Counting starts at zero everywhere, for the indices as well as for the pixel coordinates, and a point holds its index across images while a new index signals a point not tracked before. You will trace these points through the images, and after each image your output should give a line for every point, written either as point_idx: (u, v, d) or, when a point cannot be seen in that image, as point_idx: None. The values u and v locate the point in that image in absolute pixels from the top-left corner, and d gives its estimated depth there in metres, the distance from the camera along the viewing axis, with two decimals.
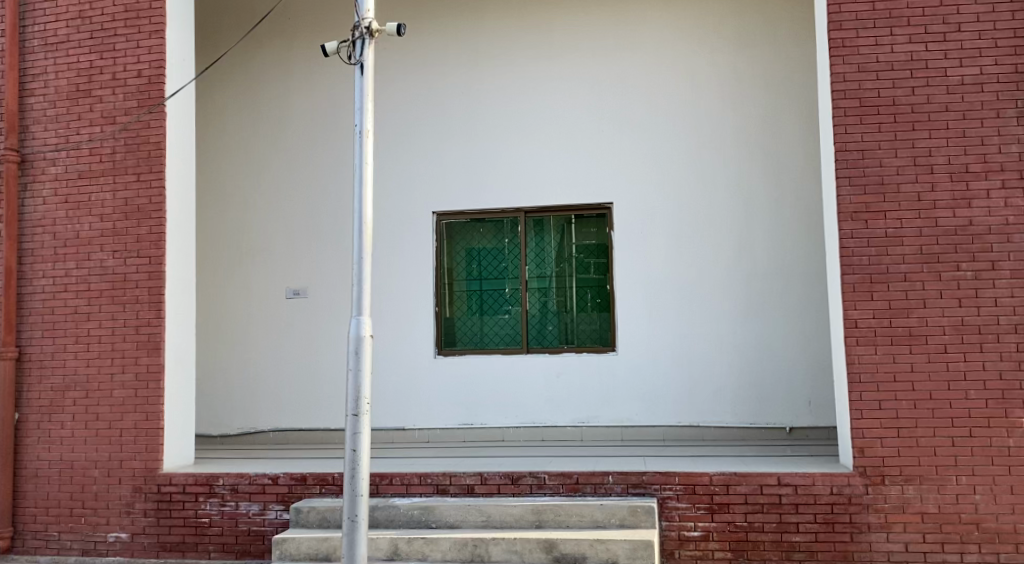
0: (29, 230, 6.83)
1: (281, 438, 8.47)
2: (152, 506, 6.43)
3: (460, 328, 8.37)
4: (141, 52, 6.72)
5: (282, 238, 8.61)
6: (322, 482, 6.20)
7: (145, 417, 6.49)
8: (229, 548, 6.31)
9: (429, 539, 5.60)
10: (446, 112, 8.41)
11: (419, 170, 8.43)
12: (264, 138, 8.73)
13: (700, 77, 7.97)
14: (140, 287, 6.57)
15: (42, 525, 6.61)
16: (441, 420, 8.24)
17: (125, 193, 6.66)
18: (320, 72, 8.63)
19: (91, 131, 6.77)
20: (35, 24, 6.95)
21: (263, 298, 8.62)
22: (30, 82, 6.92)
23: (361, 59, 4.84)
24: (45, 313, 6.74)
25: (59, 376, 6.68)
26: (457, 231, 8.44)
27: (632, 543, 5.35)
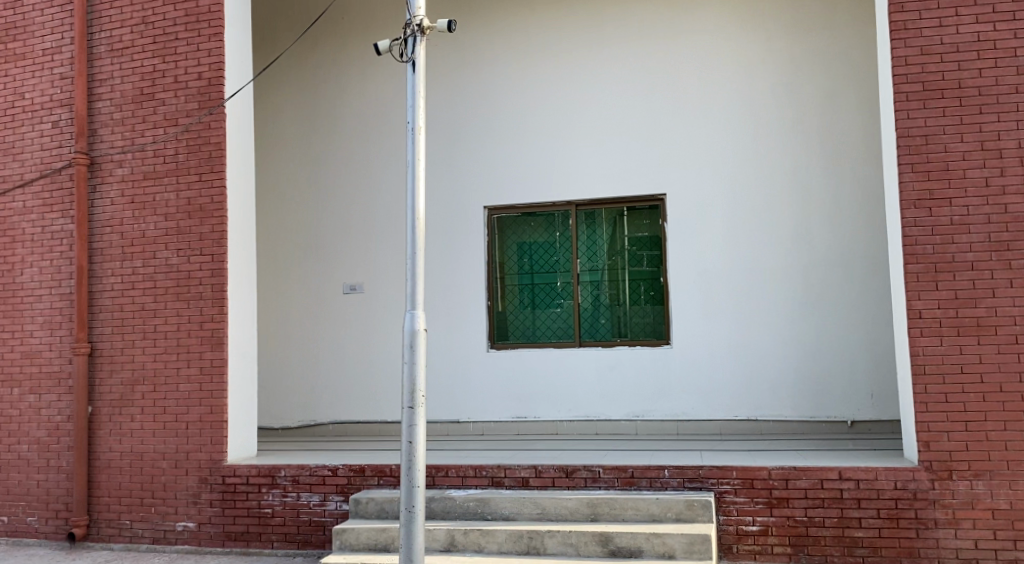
0: (99, 230, 7.10)
1: (340, 430, 8.63)
2: (217, 497, 6.63)
3: (512, 322, 8.40)
4: (202, 55, 6.91)
5: (339, 235, 8.76)
6: (379, 473, 6.31)
7: (210, 410, 6.68)
8: (291, 538, 6.46)
9: (485, 531, 5.66)
10: (497, 106, 8.44)
11: (471, 166, 8.48)
12: (319, 138, 8.90)
13: (755, 65, 7.82)
14: (203, 283, 6.76)
15: (115, 514, 6.89)
16: (495, 413, 8.28)
17: (188, 193, 6.87)
18: (373, 70, 8.74)
19: (155, 133, 6.99)
20: (102, 31, 7.21)
21: (321, 294, 8.79)
22: (97, 87, 7.18)
23: (413, 56, 4.87)
24: (114, 309, 7.01)
25: (128, 370, 6.93)
26: (508, 225, 8.47)
27: (688, 537, 5.30)
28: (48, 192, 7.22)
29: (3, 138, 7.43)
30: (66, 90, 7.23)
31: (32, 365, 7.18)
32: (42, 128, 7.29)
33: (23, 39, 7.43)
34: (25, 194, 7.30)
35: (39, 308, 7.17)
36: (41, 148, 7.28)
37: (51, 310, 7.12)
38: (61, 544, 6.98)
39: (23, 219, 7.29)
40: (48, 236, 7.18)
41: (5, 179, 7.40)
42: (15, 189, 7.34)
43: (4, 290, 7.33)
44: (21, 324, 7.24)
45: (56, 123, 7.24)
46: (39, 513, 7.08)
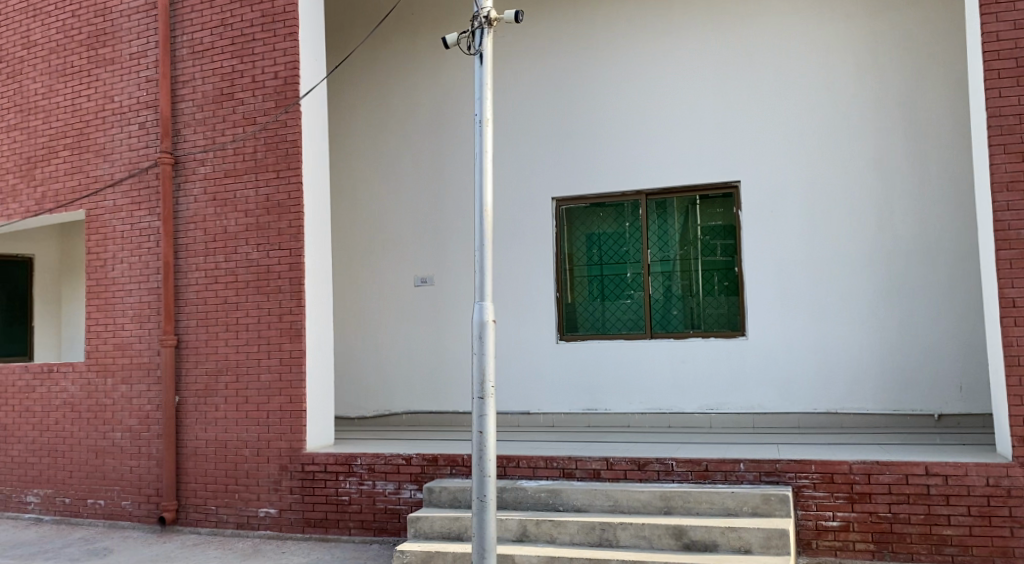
0: (183, 227, 7.39)
1: (413, 420, 8.77)
2: (297, 484, 6.83)
3: (581, 314, 8.38)
4: (278, 55, 7.11)
5: (410, 228, 8.89)
6: (452, 462, 6.38)
7: (289, 400, 6.88)
8: (368, 525, 6.60)
9: (557, 522, 5.65)
10: (566, 97, 8.40)
11: (540, 158, 8.47)
12: (391, 132, 9.04)
13: (833, 45, 7.55)
14: (282, 277, 6.97)
15: (202, 500, 7.18)
16: (566, 404, 8.26)
17: (266, 189, 7.08)
18: (442, 64, 8.83)
19: (235, 132, 7.23)
20: (183, 34, 7.50)
21: (394, 287, 8.95)
22: (180, 89, 7.47)
23: (480, 48, 4.89)
24: (198, 302, 7.28)
25: (212, 361, 7.20)
26: (577, 216, 8.43)
27: (765, 532, 5.18)
28: (136, 191, 7.56)
29: (95, 140, 7.82)
30: (152, 92, 7.55)
31: (124, 356, 7.54)
32: (130, 129, 7.64)
33: (112, 44, 7.79)
34: (116, 192, 7.67)
35: (130, 302, 7.52)
36: (130, 149, 7.63)
37: (141, 304, 7.46)
38: (153, 528, 7.31)
39: (114, 217, 7.65)
40: (137, 233, 7.52)
41: (96, 179, 7.79)
42: (106, 188, 7.71)
43: (97, 285, 7.71)
44: (113, 318, 7.60)
45: (142, 124, 7.58)
46: (132, 497, 7.43)
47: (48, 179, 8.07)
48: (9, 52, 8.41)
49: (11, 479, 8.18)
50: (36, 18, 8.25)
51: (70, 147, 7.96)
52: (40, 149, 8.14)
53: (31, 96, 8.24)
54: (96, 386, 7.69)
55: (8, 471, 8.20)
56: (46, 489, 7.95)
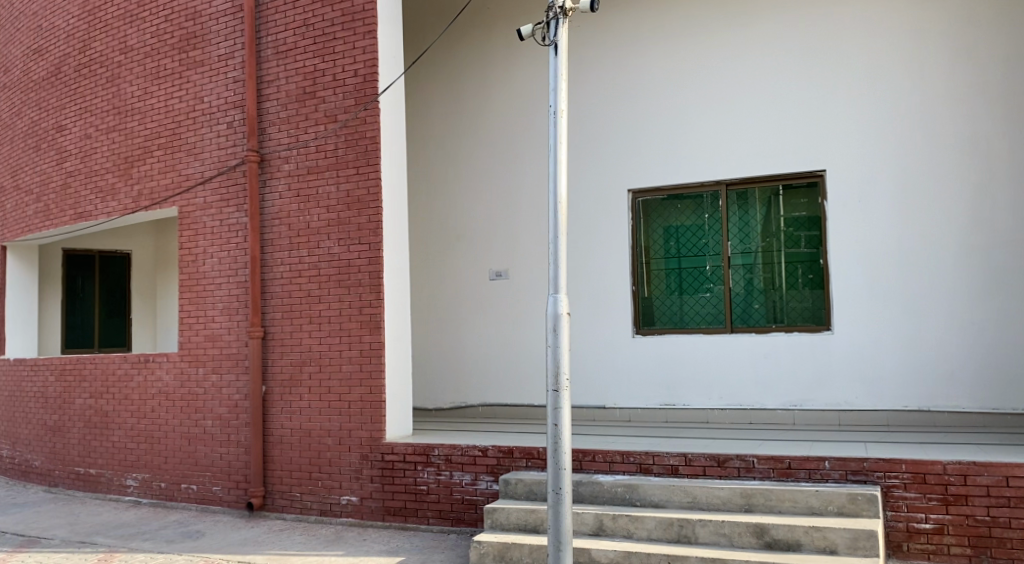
0: (269, 222, 7.63)
1: (489, 413, 8.83)
2: (377, 473, 6.97)
3: (658, 308, 8.26)
4: (358, 53, 7.26)
5: (486, 222, 8.95)
6: (528, 455, 6.39)
7: (370, 390, 7.03)
8: (445, 515, 6.67)
9: (634, 517, 5.60)
10: (643, 88, 8.29)
11: (616, 150, 8.39)
12: (467, 128, 9.11)
13: (926, 25, 7.20)
14: (362, 271, 7.12)
15: (288, 486, 7.40)
16: (643, 399, 8.17)
17: (347, 186, 7.24)
18: (517, 57, 8.84)
19: (317, 130, 7.42)
20: (268, 36, 7.74)
21: (469, 280, 9.03)
22: (265, 89, 7.73)
23: (556, 39, 4.84)
24: (283, 296, 7.51)
25: (296, 353, 7.41)
26: (654, 209, 8.32)
27: (852, 533, 4.99)
28: (225, 188, 7.86)
29: (187, 140, 8.16)
30: (239, 93, 7.83)
31: (214, 347, 7.86)
32: (218, 129, 7.95)
33: (201, 47, 8.12)
34: (206, 190, 7.99)
35: (219, 295, 7.83)
36: (219, 148, 7.93)
37: (230, 297, 7.76)
38: (242, 512, 7.59)
39: (205, 213, 7.98)
40: (226, 229, 7.82)
41: (188, 177, 8.13)
42: (197, 185, 8.05)
43: (189, 279, 8.05)
44: (204, 311, 7.93)
45: (231, 124, 7.87)
46: (222, 483, 7.74)
47: (144, 177, 8.48)
48: (108, 57, 8.88)
49: (112, 463, 8.64)
50: (132, 24, 8.67)
51: (163, 147, 8.34)
52: (137, 149, 8.56)
53: (127, 98, 8.68)
54: (189, 375, 8.03)
55: (110, 455, 8.67)
56: (143, 473, 8.35)
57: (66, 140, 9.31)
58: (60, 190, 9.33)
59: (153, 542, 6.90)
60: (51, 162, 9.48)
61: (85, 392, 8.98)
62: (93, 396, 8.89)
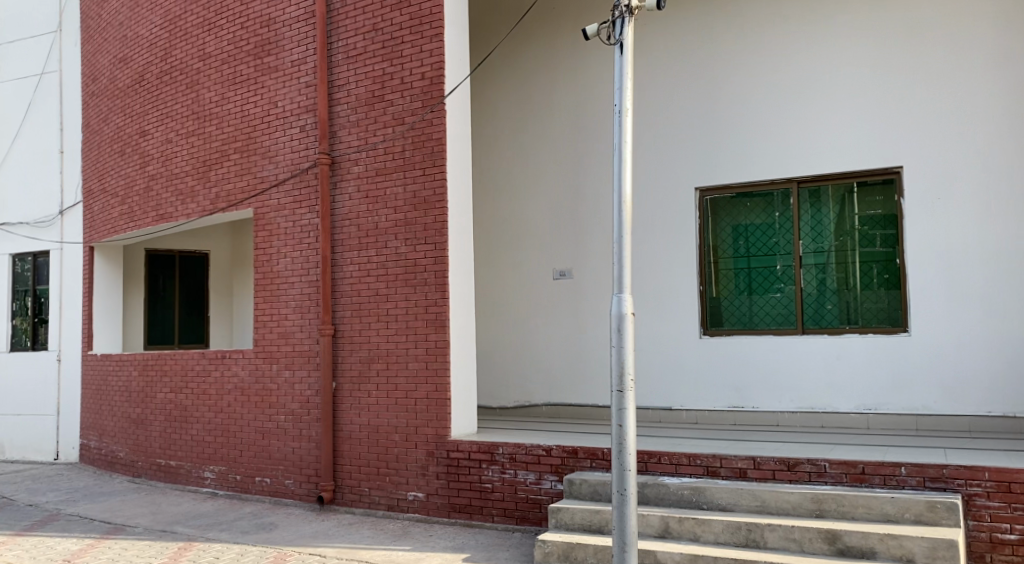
0: (339, 223, 7.80)
1: (554, 413, 8.84)
2: (443, 470, 7.05)
3: (727, 308, 8.15)
4: (425, 56, 7.37)
5: (550, 222, 8.97)
6: (592, 455, 6.38)
7: (436, 388, 7.12)
8: (510, 514, 6.70)
9: (701, 520, 5.52)
10: (710, 84, 8.17)
11: (683, 148, 8.29)
12: (532, 128, 9.14)
13: (1010, 15, 6.90)
14: (428, 270, 7.22)
15: (356, 481, 7.55)
16: (711, 401, 8.05)
17: (414, 186, 7.35)
18: (583, 56, 8.83)
19: (385, 132, 7.56)
20: (339, 41, 7.92)
21: (533, 280, 9.06)
22: (335, 93, 7.91)
23: (621, 37, 4.82)
24: (352, 295, 7.67)
25: (365, 350, 7.56)
26: (723, 207, 8.20)
27: (930, 542, 4.81)
28: (298, 190, 8.09)
29: (261, 143, 8.42)
30: (311, 97, 8.05)
31: (287, 344, 8.09)
32: (291, 133, 8.18)
33: (275, 54, 8.37)
34: (280, 192, 8.23)
35: (292, 294, 8.06)
36: (292, 151, 8.17)
37: (302, 296, 7.98)
38: (313, 506, 7.79)
39: (279, 214, 8.22)
40: (299, 230, 8.05)
41: (263, 179, 8.39)
42: (271, 188, 8.30)
43: (264, 278, 8.31)
44: (277, 309, 8.17)
45: (303, 127, 8.09)
46: (294, 477, 7.96)
47: (221, 180, 8.79)
48: (188, 65, 9.24)
49: (191, 455, 8.98)
50: (210, 32, 9.00)
51: (239, 151, 8.63)
52: (214, 153, 8.88)
53: (205, 104, 9.01)
54: (263, 371, 8.28)
55: (188, 448, 9.01)
56: (219, 466, 8.65)
57: (148, 145, 9.73)
58: (143, 193, 9.76)
59: (229, 533, 7.14)
60: (135, 167, 9.92)
61: (166, 387, 9.36)
62: (174, 391, 9.26)
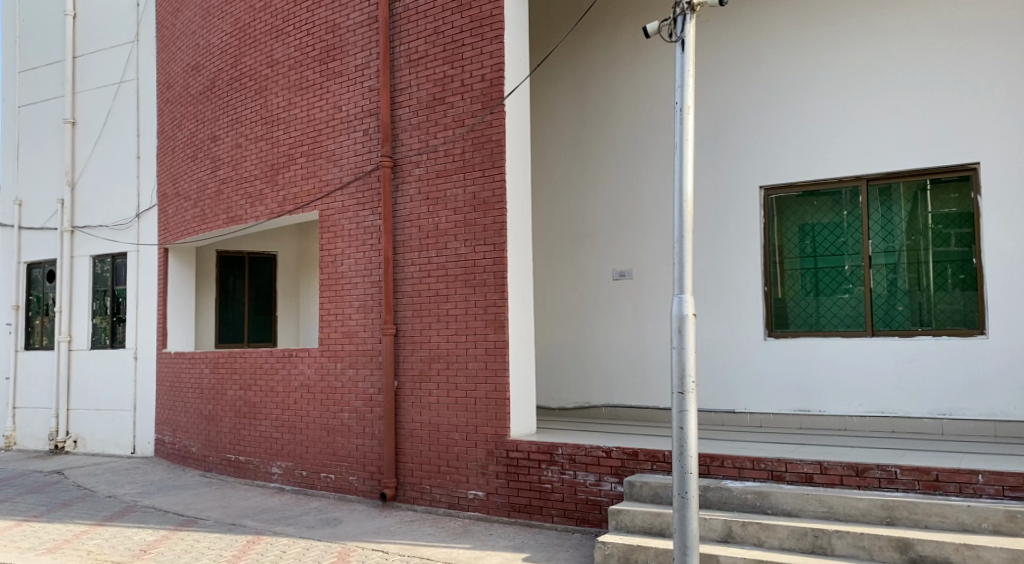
0: (401, 224, 7.91)
1: (614, 414, 8.79)
2: (503, 469, 7.08)
3: (792, 309, 7.98)
4: (485, 58, 7.42)
5: (610, 222, 8.92)
6: (653, 458, 6.33)
7: (495, 388, 7.16)
8: (570, 514, 6.69)
9: (765, 525, 5.41)
10: (774, 80, 8.01)
11: (746, 147, 8.14)
12: (592, 128, 9.11)
13: None
14: (487, 271, 7.27)
15: (417, 479, 7.65)
16: (776, 404, 7.88)
17: (473, 188, 7.41)
18: (643, 55, 8.76)
19: (446, 135, 7.64)
20: (401, 45, 8.04)
21: (593, 280, 9.02)
22: (398, 97, 8.03)
23: (683, 34, 4.76)
24: (413, 295, 7.77)
25: (425, 350, 7.65)
26: (789, 206, 8.04)
27: (1010, 553, 4.62)
28: (361, 192, 8.24)
29: (326, 147, 8.61)
30: (375, 101, 8.19)
31: (351, 343, 8.25)
32: (355, 136, 8.34)
33: (340, 59, 8.54)
34: (344, 194, 8.40)
35: (355, 294, 8.22)
36: (356, 154, 8.33)
37: (365, 296, 8.13)
38: (376, 502, 7.92)
39: (343, 216, 8.39)
40: (362, 231, 8.20)
41: (328, 182, 8.58)
42: (336, 190, 8.48)
43: (329, 279, 8.49)
44: (342, 309, 8.34)
45: (366, 131, 8.24)
46: (358, 474, 8.11)
47: (289, 183, 9.02)
48: (257, 71, 9.51)
49: (259, 451, 9.23)
50: (278, 38, 9.24)
51: (306, 154, 8.83)
52: (282, 157, 9.11)
53: (273, 109, 9.26)
54: (328, 369, 8.46)
55: (257, 444, 9.27)
56: (287, 462, 8.87)
57: (219, 150, 10.05)
58: (214, 196, 10.09)
59: (296, 527, 7.32)
60: (206, 171, 10.26)
61: (236, 384, 9.65)
62: (243, 388, 9.53)
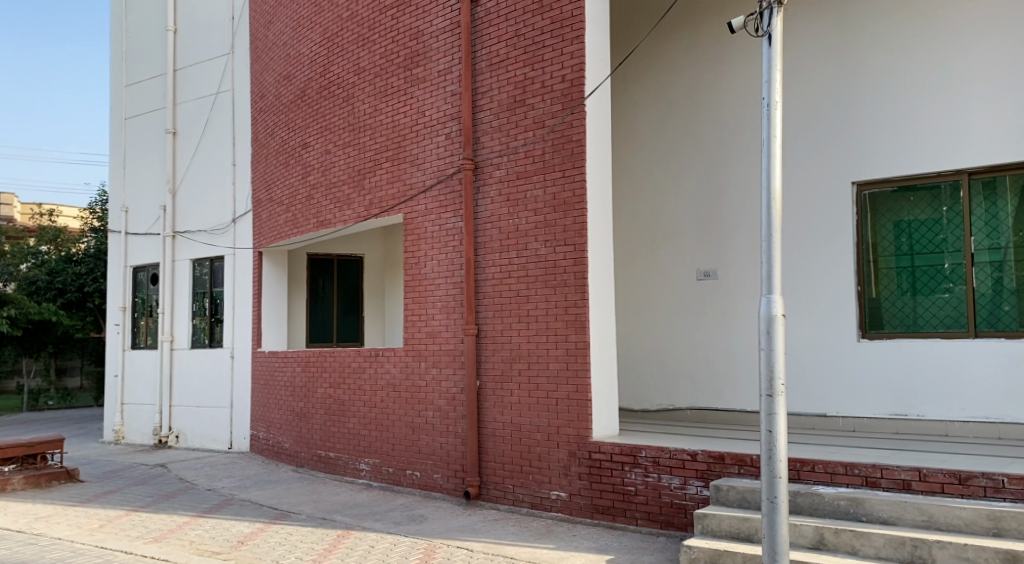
0: (482, 226, 7.99)
1: (699, 417, 8.64)
2: (585, 470, 7.06)
3: (888, 310, 7.66)
4: (566, 58, 7.42)
5: (694, 222, 8.77)
6: (740, 462, 6.19)
7: (576, 389, 7.15)
8: (654, 518, 6.62)
9: (859, 532, 5.22)
10: (866, 71, 7.72)
11: (836, 142, 7.87)
12: (675, 126, 8.99)
13: None
14: (568, 271, 7.27)
15: (500, 478, 7.71)
16: (870, 408, 7.58)
17: (553, 188, 7.42)
18: (728, 51, 8.59)
19: (526, 136, 7.67)
20: (483, 48, 8.13)
21: (677, 280, 8.89)
22: (479, 100, 8.11)
23: (770, 29, 4.63)
24: (494, 296, 7.85)
25: (507, 350, 7.71)
26: (883, 202, 7.72)
27: None
28: (444, 195, 8.37)
29: (410, 152, 8.79)
30: (457, 104, 8.30)
31: (435, 343, 8.39)
32: (438, 140, 8.48)
33: (423, 64, 8.70)
34: (428, 197, 8.55)
35: (438, 295, 8.35)
36: (438, 158, 8.46)
37: (448, 297, 8.25)
38: (460, 500, 8.02)
39: (426, 219, 8.54)
40: (444, 232, 8.33)
41: (412, 186, 8.75)
42: (419, 193, 8.64)
43: (412, 280, 8.66)
44: (425, 309, 8.49)
45: (448, 135, 8.36)
46: (442, 472, 8.23)
47: (374, 188, 9.24)
48: (344, 79, 9.78)
49: (348, 448, 9.49)
50: (364, 47, 9.49)
51: (391, 159, 9.03)
52: (368, 162, 9.34)
53: (360, 116, 9.50)
54: (413, 369, 8.63)
55: (346, 441, 9.52)
56: (374, 459, 9.08)
57: (309, 156, 10.39)
58: (305, 201, 10.43)
59: (383, 523, 7.49)
60: (297, 177, 10.62)
61: (326, 382, 9.94)
62: (333, 386, 9.82)
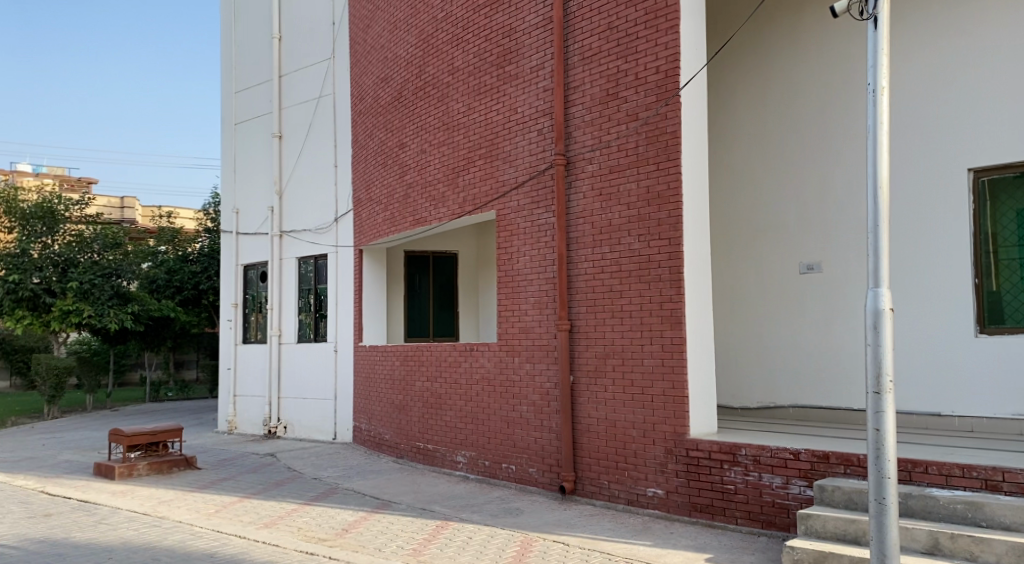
0: (575, 221, 7.98)
1: (802, 415, 8.35)
2: (683, 468, 6.95)
3: (1008, 303, 7.16)
4: (660, 49, 7.30)
5: (796, 213, 8.49)
6: (846, 462, 5.96)
7: (672, 386, 7.05)
8: (755, 517, 6.45)
9: (979, 538, 4.93)
10: (983, 51, 7.27)
11: (951, 126, 7.46)
12: (775, 114, 8.71)
13: None
14: (663, 266, 7.17)
15: (595, 474, 7.68)
16: (989, 407, 7.15)
17: (647, 181, 7.33)
18: (832, 35, 8.27)
19: (619, 130, 7.61)
20: (575, 42, 8.10)
21: (778, 273, 8.63)
22: (572, 94, 8.10)
23: (876, 11, 4.42)
24: (588, 291, 7.83)
25: (601, 345, 7.68)
26: (1004, 188, 7.21)
27: None
28: (536, 191, 8.39)
29: (503, 149, 8.85)
30: (550, 101, 8.30)
31: (528, 338, 8.44)
32: (530, 136, 8.51)
33: (515, 61, 8.75)
34: (520, 194, 8.59)
35: (532, 290, 8.40)
36: (530, 154, 8.49)
37: (541, 292, 8.29)
38: (555, 494, 8.04)
39: (518, 215, 8.59)
40: (537, 228, 8.35)
41: (504, 182, 8.82)
42: (512, 190, 8.70)
43: (506, 275, 8.73)
44: (518, 305, 8.55)
45: (541, 131, 8.38)
46: (537, 466, 8.27)
47: (468, 185, 9.36)
48: (439, 79, 9.95)
49: (445, 441, 9.68)
50: (457, 46, 9.63)
51: (484, 157, 9.12)
52: (462, 160, 9.48)
53: (455, 115, 9.64)
54: (507, 364, 8.71)
55: (444, 434, 9.70)
56: (471, 451, 9.23)
57: (406, 156, 10.62)
58: (402, 199, 10.67)
59: (480, 515, 7.60)
60: (395, 177, 10.88)
61: (423, 376, 10.17)
62: (430, 380, 10.03)
